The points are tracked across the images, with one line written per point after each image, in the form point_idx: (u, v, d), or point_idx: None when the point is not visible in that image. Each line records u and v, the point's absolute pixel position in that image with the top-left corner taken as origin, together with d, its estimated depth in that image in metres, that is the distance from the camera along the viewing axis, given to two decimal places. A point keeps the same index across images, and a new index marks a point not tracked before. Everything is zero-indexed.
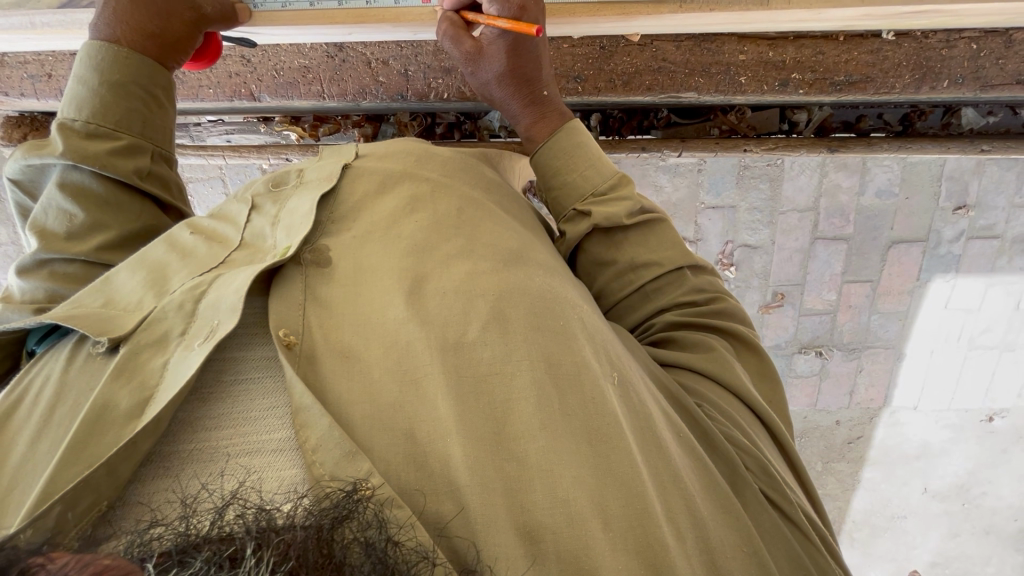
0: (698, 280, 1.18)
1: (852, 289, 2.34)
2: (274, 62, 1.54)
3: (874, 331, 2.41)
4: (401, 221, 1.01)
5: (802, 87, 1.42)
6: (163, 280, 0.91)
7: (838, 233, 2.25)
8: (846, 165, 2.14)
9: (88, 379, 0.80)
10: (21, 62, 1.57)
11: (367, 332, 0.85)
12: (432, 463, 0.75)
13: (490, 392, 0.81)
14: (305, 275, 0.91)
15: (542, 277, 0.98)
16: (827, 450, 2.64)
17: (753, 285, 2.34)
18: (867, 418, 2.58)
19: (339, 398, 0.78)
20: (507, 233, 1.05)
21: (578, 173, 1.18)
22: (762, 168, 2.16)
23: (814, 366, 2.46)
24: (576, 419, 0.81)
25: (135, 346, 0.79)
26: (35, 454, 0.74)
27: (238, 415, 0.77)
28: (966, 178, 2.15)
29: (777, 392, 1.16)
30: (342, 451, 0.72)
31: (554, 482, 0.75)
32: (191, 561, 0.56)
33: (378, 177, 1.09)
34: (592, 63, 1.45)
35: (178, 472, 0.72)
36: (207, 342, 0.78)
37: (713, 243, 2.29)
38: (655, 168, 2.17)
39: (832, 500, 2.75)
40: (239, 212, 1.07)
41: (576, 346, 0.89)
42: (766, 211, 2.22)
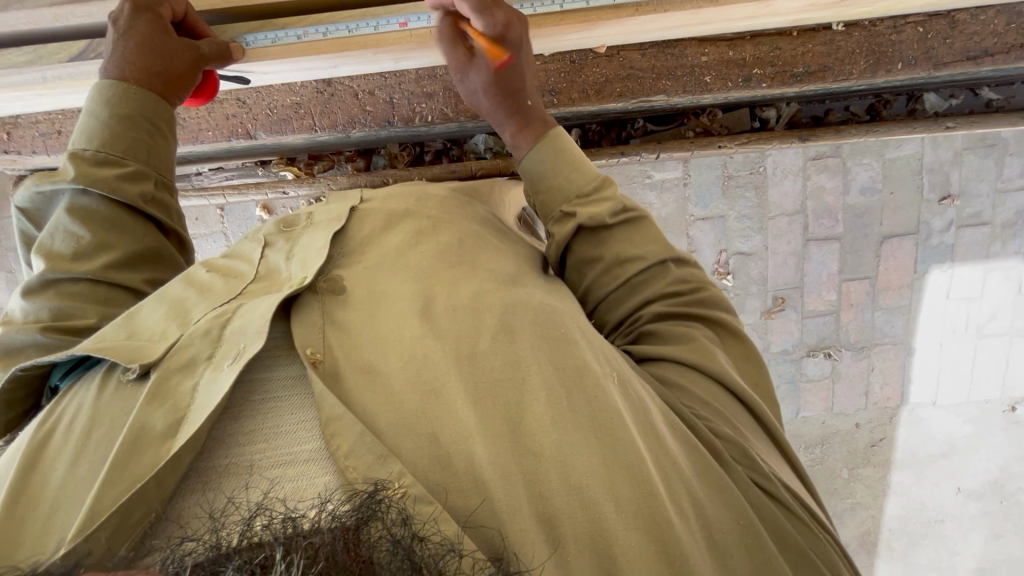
0: (680, 272, 1.18)
1: (851, 287, 2.35)
2: (268, 102, 1.62)
3: (880, 328, 2.40)
4: (409, 252, 1.06)
5: (764, 81, 1.50)
6: (185, 311, 0.93)
7: (829, 233, 2.28)
8: (827, 167, 2.21)
9: (121, 403, 0.81)
10: (33, 122, 1.67)
11: (384, 346, 0.87)
12: (456, 463, 0.77)
13: (505, 394, 0.84)
14: (321, 300, 0.94)
15: (537, 292, 1.02)
16: (852, 456, 2.57)
17: (753, 292, 2.35)
18: (887, 418, 2.52)
19: (364, 407, 0.80)
20: (501, 258, 1.10)
21: (564, 176, 1.22)
22: (746, 176, 2.23)
23: (824, 368, 2.44)
24: (585, 416, 0.84)
25: (165, 371, 0.81)
26: (74, 478, 0.75)
27: (267, 430, 0.78)
28: (946, 169, 2.20)
29: (763, 375, 1.16)
30: (373, 456, 0.74)
31: (568, 472, 0.78)
32: (223, 569, 0.55)
33: (384, 216, 1.14)
34: (565, 75, 1.52)
35: (217, 488, 0.73)
36: (236, 362, 0.80)
37: (708, 253, 2.31)
38: (643, 185, 2.23)
39: (865, 509, 2.65)
40: (252, 250, 1.10)
41: (576, 348, 0.92)
42: (755, 218, 2.27)
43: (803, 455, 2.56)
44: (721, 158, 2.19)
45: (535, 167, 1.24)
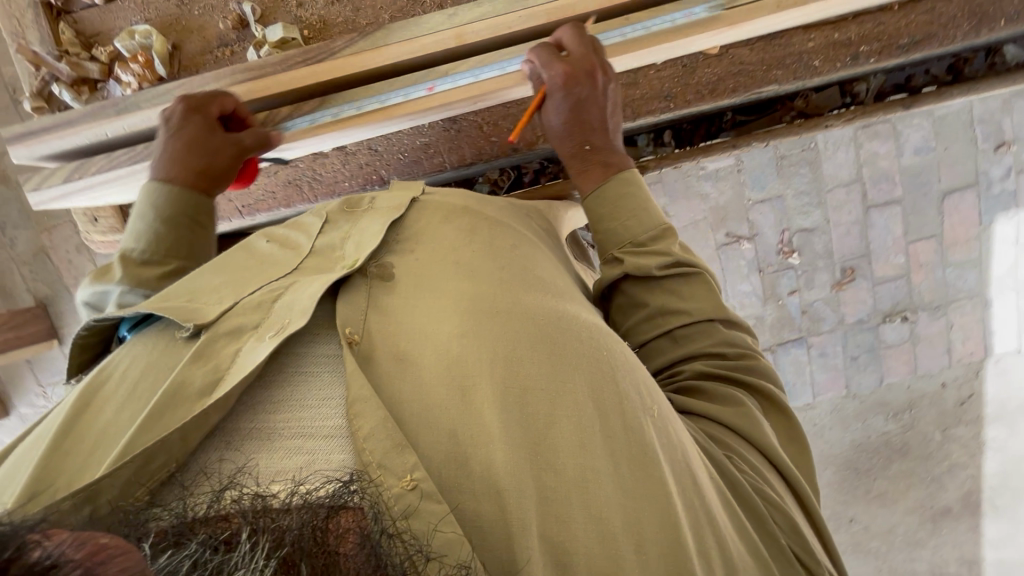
0: (728, 333, 1.24)
1: (919, 248, 2.35)
2: (397, 146, 1.83)
3: (952, 284, 2.39)
4: (461, 249, 1.18)
5: (872, 56, 1.61)
6: (243, 284, 1.09)
7: (888, 197, 2.29)
8: (877, 133, 2.23)
9: (171, 357, 0.96)
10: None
11: (422, 339, 0.99)
12: (472, 464, 0.85)
13: (532, 405, 0.92)
14: (368, 284, 1.08)
15: (582, 312, 1.13)
16: (942, 417, 2.54)
17: (820, 266, 2.36)
18: (973, 373, 2.50)
19: (396, 394, 0.91)
20: (555, 275, 1.24)
21: (621, 223, 1.31)
22: (798, 154, 2.25)
23: (902, 332, 2.43)
24: (612, 442, 0.93)
25: (213, 335, 0.96)
26: (117, 421, 0.90)
27: (294, 402, 0.88)
28: (997, 117, 2.22)
29: (804, 453, 1.24)
30: (390, 442, 0.84)
31: (591, 498, 0.87)
32: (187, 541, 0.64)
33: (443, 211, 1.29)
34: (677, 81, 1.67)
35: (238, 448, 0.84)
36: (277, 335, 0.93)
37: (770, 235, 2.33)
38: (698, 177, 2.27)
39: (964, 470, 2.61)
40: (313, 223, 1.32)
41: (613, 375, 1.00)
42: (813, 193, 2.29)
43: (892, 422, 2.54)
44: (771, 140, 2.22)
45: (593, 206, 1.36)
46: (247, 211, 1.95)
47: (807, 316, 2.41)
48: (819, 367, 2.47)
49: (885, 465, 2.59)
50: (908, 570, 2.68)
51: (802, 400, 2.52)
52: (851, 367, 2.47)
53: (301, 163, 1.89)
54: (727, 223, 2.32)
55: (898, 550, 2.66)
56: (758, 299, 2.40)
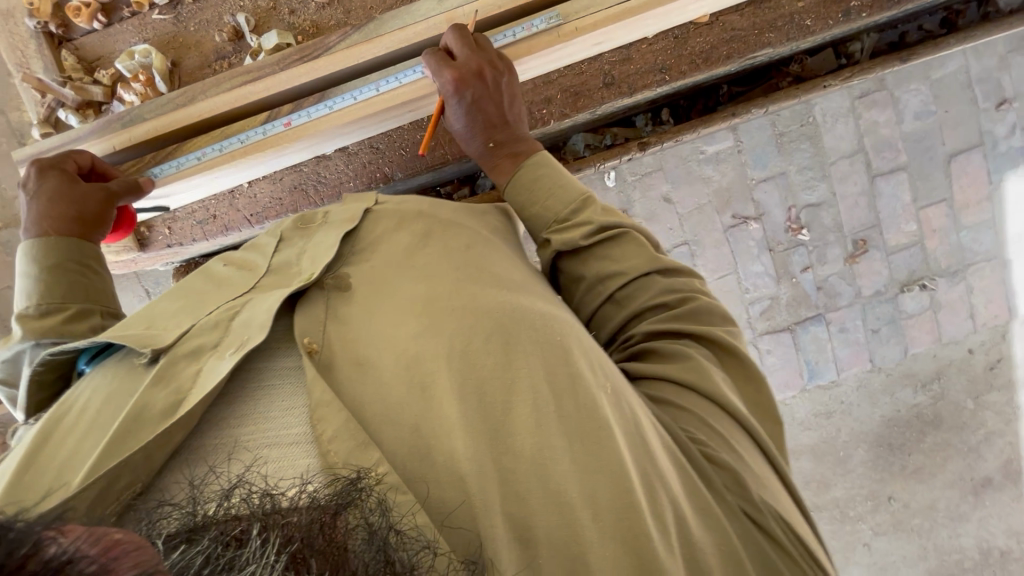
0: (668, 282, 1.13)
1: (930, 213, 2.32)
2: (398, 141, 1.60)
3: (969, 247, 2.36)
4: (417, 253, 1.12)
5: (863, 10, 1.52)
6: (197, 306, 1.04)
7: (894, 164, 2.27)
8: (875, 102, 2.22)
9: (130, 384, 0.90)
10: (188, 213, 1.67)
11: (380, 345, 0.93)
12: (434, 455, 0.80)
13: (491, 392, 0.87)
14: (327, 296, 1.03)
15: (539, 302, 1.03)
16: (973, 384, 2.48)
17: (832, 240, 2.33)
18: (1000, 336, 2.45)
19: (356, 398, 0.85)
20: (512, 269, 1.13)
21: (542, 203, 1.19)
22: (798, 130, 2.25)
23: (923, 300, 2.39)
24: (569, 421, 0.86)
25: (173, 356, 0.89)
26: (79, 451, 0.81)
27: (258, 415, 0.82)
28: (995, 76, 2.20)
29: (768, 397, 1.10)
30: (353, 442, 0.79)
31: (550, 475, 0.81)
32: (200, 537, 0.59)
33: (396, 218, 1.22)
34: (670, 52, 1.55)
35: (195, 463, 0.78)
36: (237, 352, 0.87)
37: (777, 213, 2.31)
38: (698, 161, 2.27)
39: (1001, 437, 2.53)
40: (268, 243, 1.23)
41: (572, 359, 0.92)
42: (816, 167, 2.27)
43: (921, 394, 2.48)
44: (768, 118, 2.23)
45: (512, 202, 1.23)
46: (255, 220, 1.66)
47: (823, 293, 2.38)
48: (840, 343, 2.43)
49: (919, 439, 2.52)
50: (956, 547, 2.59)
51: (825, 378, 2.47)
52: (872, 341, 2.43)
53: (304, 166, 1.61)
54: (733, 204, 2.30)
55: (942, 526, 2.58)
56: (771, 279, 2.37)
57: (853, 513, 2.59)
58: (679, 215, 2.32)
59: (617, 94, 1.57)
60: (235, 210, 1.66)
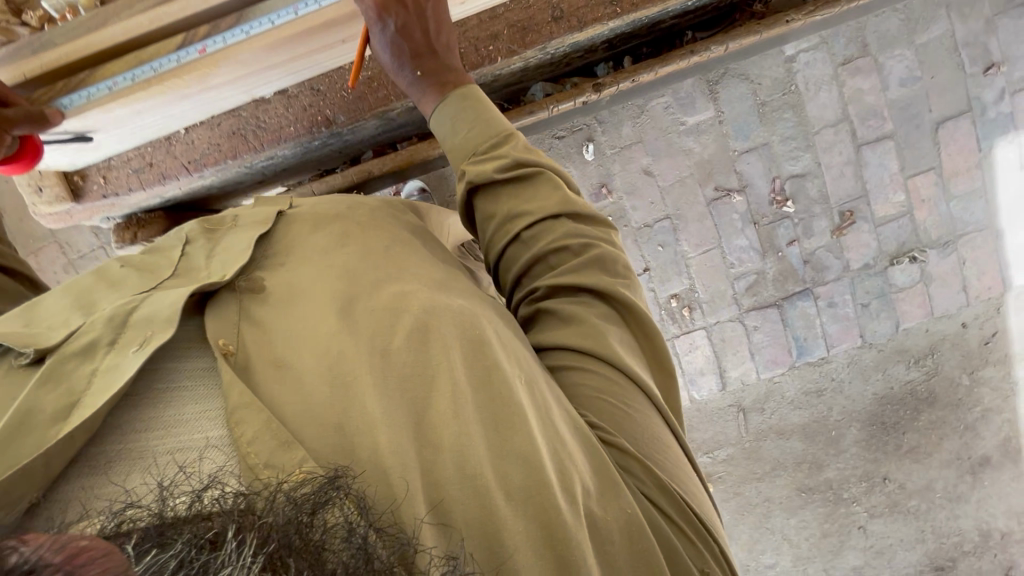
0: (574, 227, 1.07)
1: (918, 182, 2.26)
2: (340, 83, 1.50)
3: (959, 218, 2.30)
4: (336, 250, 1.06)
5: None
6: (90, 300, 0.92)
7: (879, 132, 2.22)
8: (859, 69, 2.16)
9: (9, 390, 0.78)
10: (125, 160, 1.59)
11: (298, 344, 0.87)
12: (358, 452, 0.76)
13: (415, 386, 0.84)
14: (239, 298, 0.94)
15: (461, 299, 0.98)
16: (967, 360, 2.41)
17: (817, 212, 2.27)
18: (994, 310, 2.38)
19: (273, 400, 0.80)
20: (427, 267, 1.08)
21: (463, 136, 1.13)
22: (780, 99, 2.19)
23: (912, 273, 2.33)
24: (486, 409, 0.84)
25: (60, 357, 0.77)
26: None
27: (170, 417, 0.77)
28: (983, 40, 2.14)
29: (661, 354, 1.09)
30: (276, 441, 0.74)
31: (463, 458, 0.78)
32: (172, 541, 0.55)
33: (311, 220, 1.14)
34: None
35: (103, 472, 0.72)
36: (144, 347, 0.79)
37: (761, 184, 2.25)
38: (679, 133, 2.22)
39: (999, 415, 2.46)
40: (173, 247, 1.11)
41: (491, 351, 0.90)
42: (800, 136, 2.22)
43: (914, 370, 2.42)
44: (749, 86, 2.18)
45: (438, 130, 1.17)
46: (194, 167, 1.58)
47: (810, 267, 2.32)
48: (829, 319, 2.37)
49: (914, 417, 2.45)
50: (954, 529, 2.51)
51: (815, 355, 2.41)
52: (863, 316, 2.36)
53: (242, 111, 1.55)
54: (714, 178, 2.25)
55: (939, 508, 2.51)
56: (756, 253, 2.31)
57: (847, 496, 2.52)
58: (661, 188, 2.27)
59: (564, 30, 1.42)
60: (174, 157, 1.57)
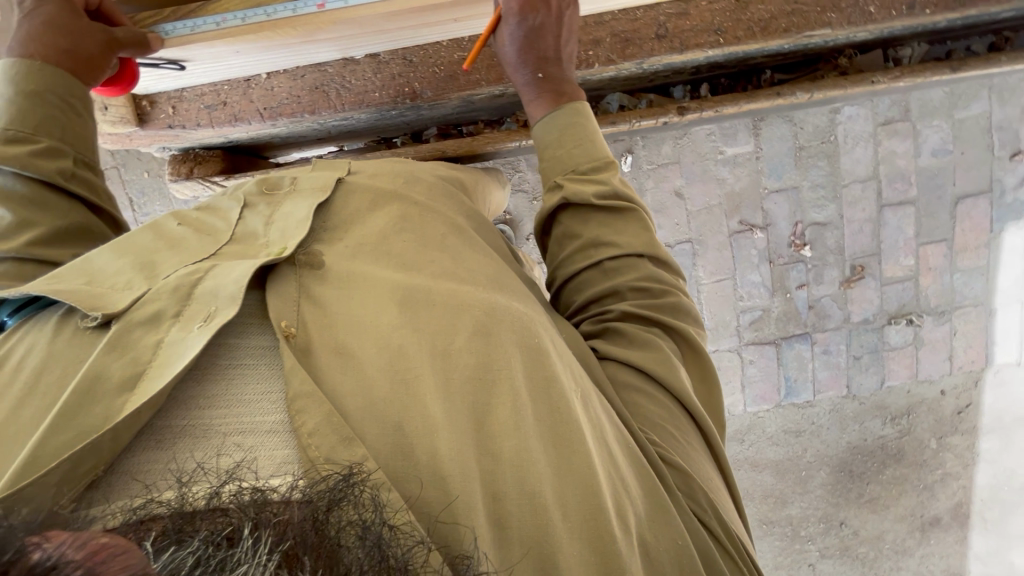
0: (655, 270, 1.09)
1: (928, 251, 2.35)
2: (434, 60, 1.33)
3: (959, 290, 2.40)
4: (391, 238, 0.98)
5: (930, 6, 1.16)
6: (152, 266, 0.82)
7: (903, 197, 2.29)
8: (897, 131, 2.22)
9: (75, 354, 0.70)
10: (198, 95, 1.36)
11: (362, 331, 0.81)
12: (417, 454, 0.71)
13: (475, 393, 0.79)
14: (298, 273, 0.86)
15: (515, 302, 0.94)
16: (938, 425, 2.53)
17: (830, 261, 2.34)
18: (972, 382, 2.50)
19: (334, 391, 0.74)
20: (475, 259, 1.02)
21: (565, 151, 1.14)
22: (818, 146, 2.24)
23: (907, 335, 2.43)
24: (544, 423, 0.80)
25: (126, 324, 0.70)
26: (20, 419, 0.65)
27: (231, 397, 0.70)
28: (1015, 126, 2.22)
29: (713, 391, 1.11)
30: (338, 437, 0.69)
31: (525, 474, 0.75)
32: (189, 539, 0.51)
33: (371, 195, 1.05)
34: (729, 13, 1.18)
35: (164, 449, 0.64)
36: (209, 325, 0.71)
37: (783, 226, 2.30)
38: (716, 161, 2.25)
39: (956, 480, 2.59)
40: (230, 208, 1.01)
41: (549, 362, 0.87)
42: (829, 186, 2.27)
43: (889, 426, 2.53)
44: (792, 129, 2.22)
45: (542, 137, 1.16)
46: (269, 116, 1.35)
47: (813, 312, 2.39)
48: (821, 365, 2.45)
49: (879, 470, 2.56)
50: None
51: (801, 398, 2.50)
52: (853, 368, 2.46)
53: (329, 66, 1.34)
54: (741, 211, 2.29)
55: (886, 558, 2.63)
56: (766, 290, 2.37)
57: (804, 533, 2.62)
58: (688, 212, 2.30)
59: (666, 51, 1.21)
60: (250, 101, 1.36)
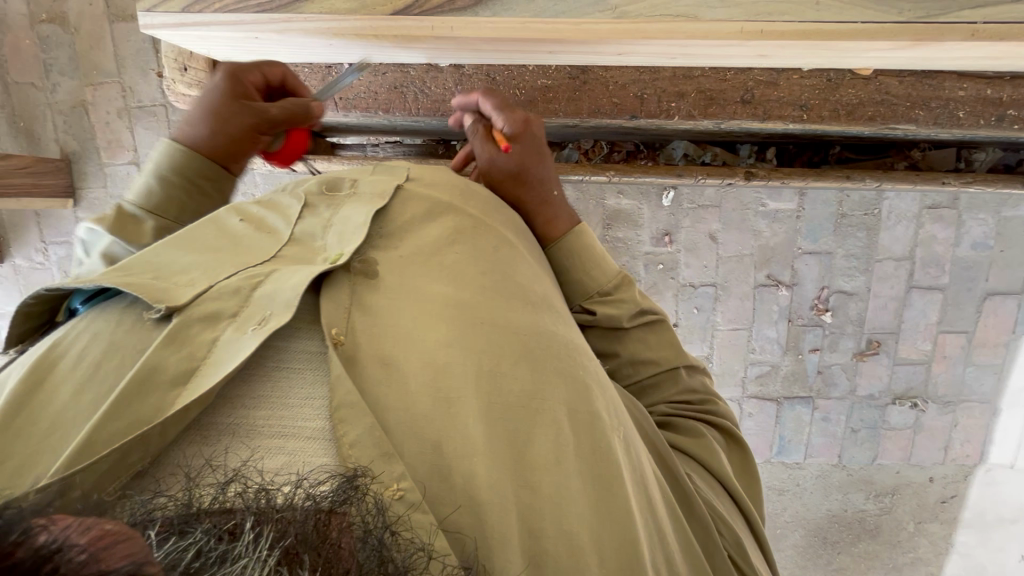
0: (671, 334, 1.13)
1: (947, 339, 2.34)
2: (517, 82, 1.30)
3: (969, 384, 2.39)
4: (444, 251, 0.88)
5: (1017, 123, 1.18)
6: (213, 262, 0.81)
7: (933, 282, 2.27)
8: (941, 217, 2.21)
9: (133, 346, 0.70)
10: None
11: (411, 342, 0.75)
12: (455, 477, 0.67)
13: (517, 418, 0.73)
14: (352, 283, 0.80)
15: (561, 326, 0.88)
16: (920, 510, 2.53)
17: (848, 331, 2.34)
18: (962, 476, 2.50)
19: (378, 406, 0.69)
20: (537, 282, 0.94)
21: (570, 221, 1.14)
22: (860, 217, 2.24)
23: (907, 418, 2.43)
24: (586, 459, 0.75)
25: (186, 319, 0.70)
26: (78, 405, 0.65)
27: (275, 398, 0.67)
28: None
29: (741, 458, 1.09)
30: (378, 451, 0.65)
31: (563, 512, 0.70)
32: (191, 530, 0.50)
33: (427, 203, 0.95)
34: (819, 91, 1.21)
35: (204, 445, 0.63)
36: (262, 329, 0.69)
37: (809, 287, 2.30)
38: (756, 213, 2.25)
39: (926, 567, 2.58)
40: (290, 205, 0.96)
41: (593, 395, 0.80)
42: (863, 258, 2.27)
43: (871, 502, 2.53)
44: (837, 195, 2.22)
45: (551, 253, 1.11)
46: (344, 107, 1.38)
47: (821, 377, 2.40)
48: (817, 431, 2.47)
49: (853, 542, 2.56)
50: None
51: (791, 458, 2.52)
52: (848, 439, 2.47)
53: (412, 69, 1.34)
54: (771, 266, 2.29)
55: None
56: (778, 347, 2.38)
57: None
58: (718, 256, 2.31)
59: (746, 116, 1.24)
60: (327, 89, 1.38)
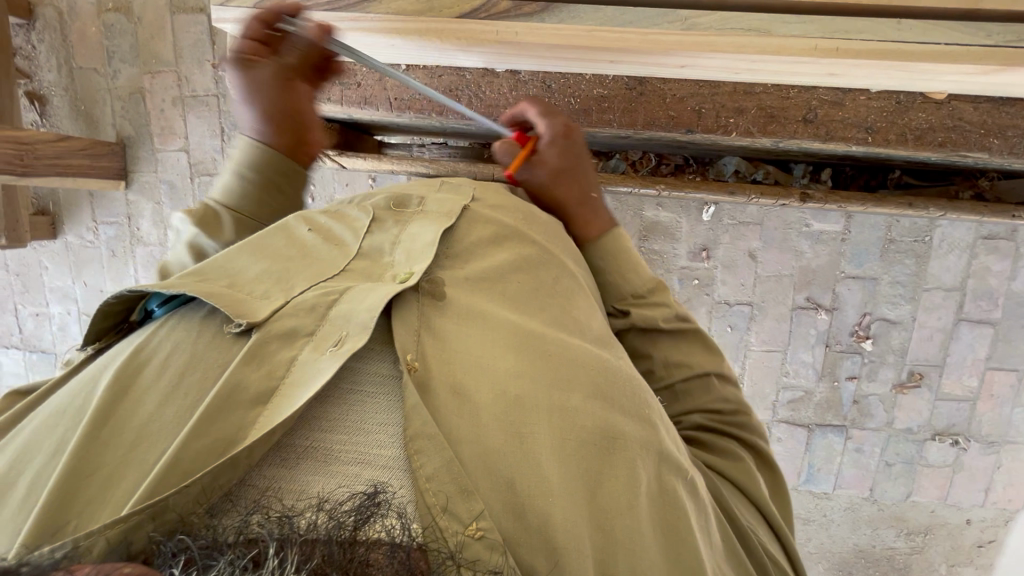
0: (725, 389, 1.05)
1: (996, 377, 2.23)
2: (573, 90, 1.29)
3: (1017, 425, 2.27)
4: (510, 278, 0.89)
5: None
6: (286, 275, 0.82)
7: (984, 316, 2.17)
8: (997, 249, 2.11)
9: (213, 361, 0.71)
10: None
11: (483, 372, 0.74)
12: (530, 518, 0.65)
13: (591, 459, 0.72)
14: (421, 305, 0.79)
15: (625, 365, 0.86)
16: (955, 552, 2.42)
17: (889, 361, 2.25)
18: (1003, 520, 2.38)
19: (453, 437, 0.68)
20: (595, 321, 0.93)
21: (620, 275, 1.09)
22: (909, 244, 2.15)
23: (947, 455, 2.32)
24: (654, 506, 0.74)
25: (264, 335, 0.71)
26: (161, 417, 0.66)
27: (351, 423, 0.67)
28: None
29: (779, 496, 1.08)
30: (456, 487, 0.64)
31: (634, 561, 0.69)
32: (214, 564, 0.50)
33: (493, 228, 0.95)
34: (886, 114, 1.17)
35: (279, 468, 0.63)
36: (341, 350, 0.69)
37: (850, 314, 2.22)
38: (799, 233, 2.19)
39: None
40: (358, 216, 0.96)
41: (660, 437, 0.79)
42: (910, 287, 2.18)
43: (902, 540, 2.43)
44: (886, 220, 2.13)
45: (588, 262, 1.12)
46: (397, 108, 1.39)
47: (857, 408, 2.31)
48: (849, 463, 2.38)
49: None
50: None
51: (820, 488, 2.44)
52: (881, 473, 2.38)
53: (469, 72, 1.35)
54: (810, 289, 2.22)
55: None
56: (813, 372, 2.31)
57: None
58: (756, 275, 2.25)
59: (808, 136, 1.20)
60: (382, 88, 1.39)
